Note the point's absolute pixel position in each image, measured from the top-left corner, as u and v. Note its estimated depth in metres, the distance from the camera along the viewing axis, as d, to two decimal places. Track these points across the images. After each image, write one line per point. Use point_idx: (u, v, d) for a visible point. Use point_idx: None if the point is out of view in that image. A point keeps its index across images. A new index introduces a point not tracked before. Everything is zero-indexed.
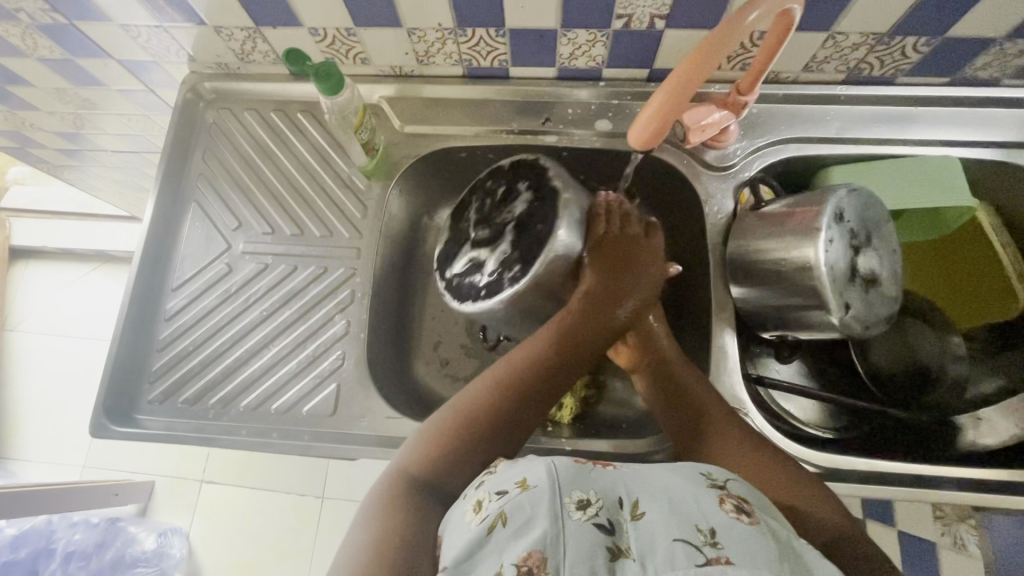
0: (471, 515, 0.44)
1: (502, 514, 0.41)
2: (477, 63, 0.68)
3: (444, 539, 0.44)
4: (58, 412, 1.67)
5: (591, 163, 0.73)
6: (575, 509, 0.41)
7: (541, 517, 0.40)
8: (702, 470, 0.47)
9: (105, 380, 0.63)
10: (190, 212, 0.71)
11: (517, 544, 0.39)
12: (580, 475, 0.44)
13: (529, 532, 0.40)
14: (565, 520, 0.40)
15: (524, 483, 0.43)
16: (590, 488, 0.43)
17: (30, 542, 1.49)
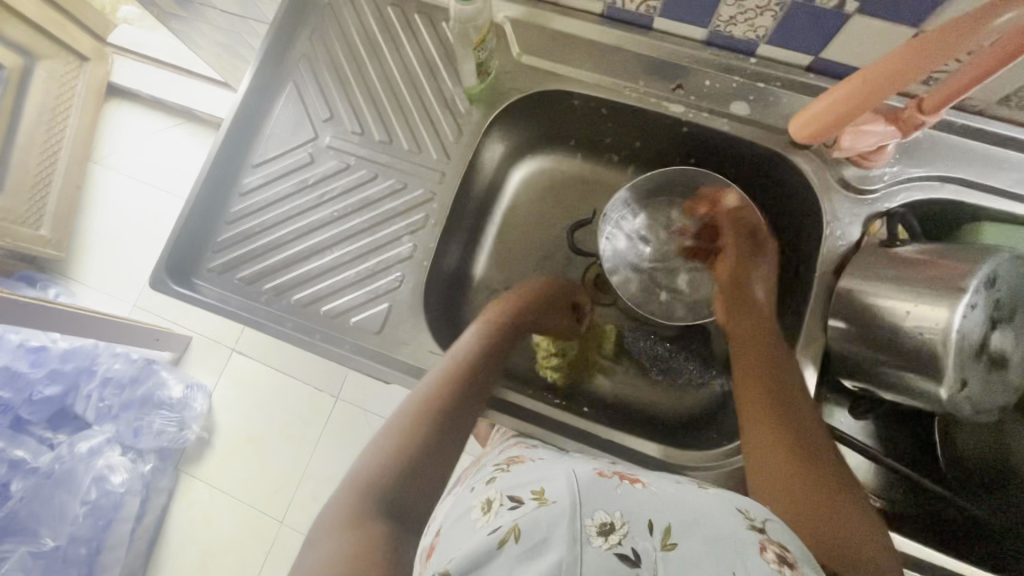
0: (481, 517, 0.42)
1: (515, 528, 0.39)
2: (621, 4, 0.60)
3: (445, 530, 0.44)
4: (119, 250, 1.77)
5: (709, 147, 0.67)
6: (597, 533, 0.39)
7: (559, 537, 0.38)
8: (739, 508, 0.44)
9: (172, 239, 0.63)
10: (284, 91, 0.68)
11: (530, 563, 0.37)
12: (604, 494, 0.42)
13: (544, 553, 0.37)
14: (585, 545, 0.38)
15: (542, 495, 0.42)
16: (616, 509, 0.40)
17: (76, 359, 1.61)
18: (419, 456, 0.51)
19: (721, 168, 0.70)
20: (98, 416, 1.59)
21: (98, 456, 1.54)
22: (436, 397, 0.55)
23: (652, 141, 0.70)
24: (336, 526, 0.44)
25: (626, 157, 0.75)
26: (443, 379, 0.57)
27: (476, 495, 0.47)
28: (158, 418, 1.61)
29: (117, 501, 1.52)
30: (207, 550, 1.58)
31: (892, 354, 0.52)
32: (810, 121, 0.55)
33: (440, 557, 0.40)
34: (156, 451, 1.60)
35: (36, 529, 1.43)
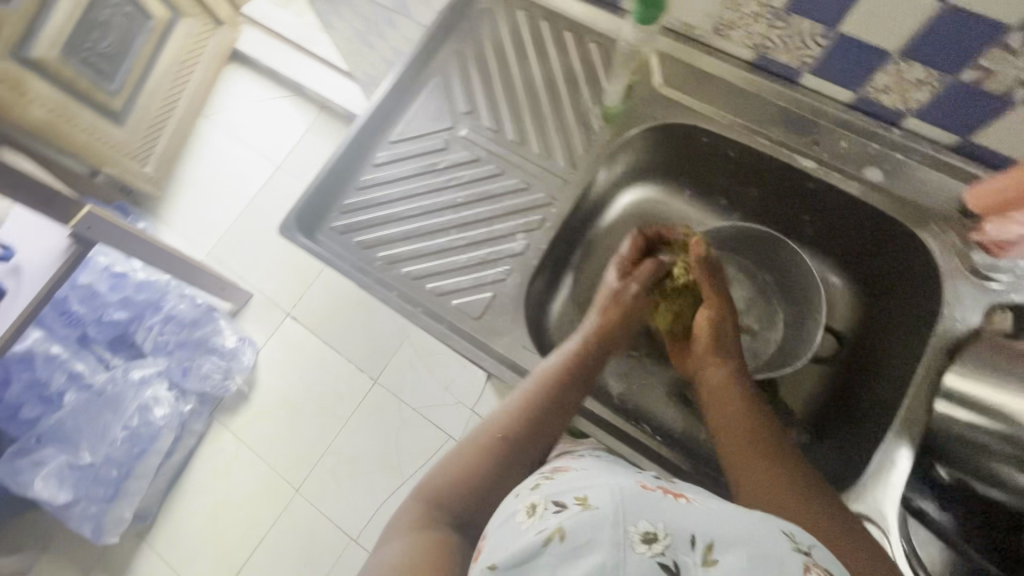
0: (524, 519, 0.42)
1: (560, 529, 0.38)
2: (773, 54, 0.63)
3: (492, 536, 0.43)
4: (207, 200, 1.88)
5: (828, 208, 0.67)
6: (640, 541, 0.38)
7: (603, 541, 0.38)
8: (784, 528, 0.42)
9: (307, 194, 0.67)
10: (432, 79, 0.73)
11: (574, 563, 0.37)
12: (648, 504, 0.41)
13: (587, 554, 0.37)
14: (628, 551, 0.37)
15: (585, 501, 0.41)
16: (660, 519, 0.39)
17: (149, 291, 1.68)
18: (489, 480, 0.53)
19: (831, 229, 0.69)
20: (155, 348, 1.65)
21: (146, 386, 1.59)
22: (516, 422, 0.56)
23: (768, 190, 0.71)
24: (394, 530, 0.49)
25: (737, 203, 0.75)
26: (523, 403, 0.57)
27: (520, 501, 0.46)
28: (207, 363, 1.67)
29: (155, 433, 1.57)
30: (223, 501, 1.63)
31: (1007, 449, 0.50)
32: (982, 196, 0.57)
33: (488, 556, 0.40)
34: (198, 394, 1.66)
35: (77, 441, 1.48)
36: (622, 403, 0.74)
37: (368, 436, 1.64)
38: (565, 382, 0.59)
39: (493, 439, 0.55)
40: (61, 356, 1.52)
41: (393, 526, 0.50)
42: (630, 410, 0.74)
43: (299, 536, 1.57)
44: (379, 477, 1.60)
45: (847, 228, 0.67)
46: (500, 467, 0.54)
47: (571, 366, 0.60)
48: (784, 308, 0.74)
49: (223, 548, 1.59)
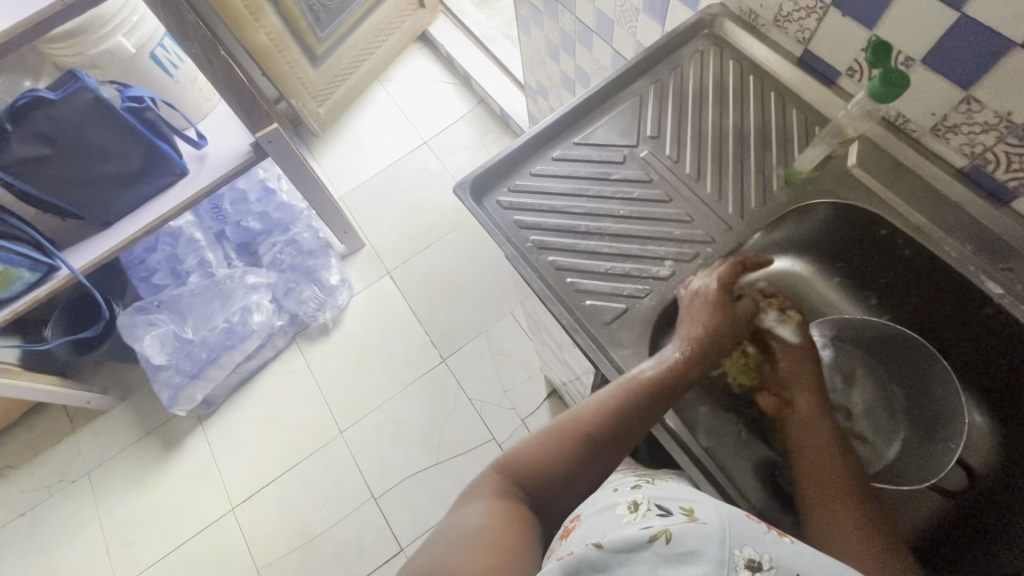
0: (630, 515, 0.52)
1: (667, 532, 0.47)
2: (989, 170, 0.61)
3: (597, 516, 0.55)
4: (357, 151, 2.07)
5: (1002, 340, 0.62)
6: (743, 566, 0.45)
7: (707, 554, 0.46)
8: None
9: (488, 165, 0.74)
10: (629, 99, 0.78)
11: (678, 564, 0.45)
12: (752, 535, 0.48)
13: (692, 560, 0.45)
14: (732, 571, 0.45)
15: (692, 515, 0.49)
16: (766, 551, 0.47)
17: (284, 213, 1.85)
18: (564, 467, 0.59)
19: (998, 362, 0.64)
20: (272, 263, 1.81)
21: (254, 291, 1.73)
22: (596, 423, 0.59)
23: (932, 303, 0.67)
24: (474, 498, 0.56)
25: (890, 307, 0.72)
26: (604, 408, 0.59)
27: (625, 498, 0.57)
28: (308, 291, 1.79)
29: (245, 334, 1.70)
30: (276, 417, 1.75)
31: None
32: None
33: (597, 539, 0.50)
34: (290, 314, 1.80)
35: (186, 315, 1.67)
36: None
37: (420, 407, 1.70)
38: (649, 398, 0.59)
39: (572, 434, 0.59)
40: (201, 241, 1.74)
41: (479, 490, 0.57)
42: None
43: (328, 475, 1.65)
44: (416, 449, 1.64)
45: (1021, 365, 0.61)
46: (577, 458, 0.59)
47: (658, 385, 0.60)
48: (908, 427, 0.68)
49: (261, 459, 1.70)
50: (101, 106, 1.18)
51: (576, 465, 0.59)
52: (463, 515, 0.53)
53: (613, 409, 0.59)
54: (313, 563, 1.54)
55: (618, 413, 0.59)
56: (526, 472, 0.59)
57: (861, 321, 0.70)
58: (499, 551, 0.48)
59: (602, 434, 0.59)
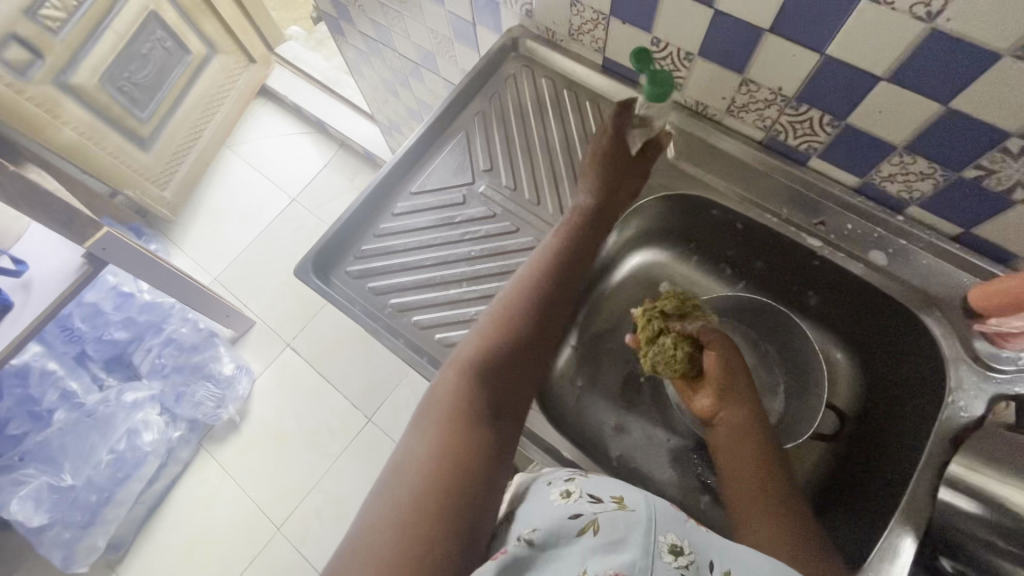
0: (561, 497, 0.48)
1: (595, 522, 0.44)
2: (782, 138, 0.66)
3: (532, 502, 0.49)
4: (221, 225, 1.92)
5: (832, 286, 0.68)
6: (667, 552, 0.42)
7: (633, 543, 0.42)
8: None
9: (327, 237, 0.69)
10: (456, 137, 0.76)
11: (605, 557, 0.42)
12: (677, 520, 0.45)
13: (618, 549, 0.42)
14: (655, 559, 0.42)
15: (621, 500, 0.46)
16: (687, 537, 0.44)
17: (153, 313, 1.69)
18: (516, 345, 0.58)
19: (835, 305, 0.70)
20: (152, 370, 1.63)
21: (138, 409, 1.57)
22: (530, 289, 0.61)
23: (773, 265, 0.73)
24: (428, 421, 0.51)
25: (745, 274, 0.77)
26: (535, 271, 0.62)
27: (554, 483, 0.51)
28: (202, 390, 1.64)
29: (141, 459, 1.53)
30: (201, 534, 1.57)
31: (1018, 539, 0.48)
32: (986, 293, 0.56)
33: (523, 524, 0.47)
34: (189, 421, 1.63)
35: (59, 462, 1.44)
36: (623, 464, 0.74)
37: (358, 475, 1.60)
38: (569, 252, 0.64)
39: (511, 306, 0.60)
40: (57, 372, 1.51)
41: (433, 404, 0.53)
42: (630, 472, 0.73)
43: None
44: None
45: (853, 305, 0.68)
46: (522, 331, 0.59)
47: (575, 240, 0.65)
48: (786, 376, 0.70)
49: None
50: None
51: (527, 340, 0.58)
52: (418, 445, 0.49)
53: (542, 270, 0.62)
54: None
55: (551, 285, 0.61)
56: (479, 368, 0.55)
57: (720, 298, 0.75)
58: (458, 480, 0.45)
59: (542, 306, 0.60)
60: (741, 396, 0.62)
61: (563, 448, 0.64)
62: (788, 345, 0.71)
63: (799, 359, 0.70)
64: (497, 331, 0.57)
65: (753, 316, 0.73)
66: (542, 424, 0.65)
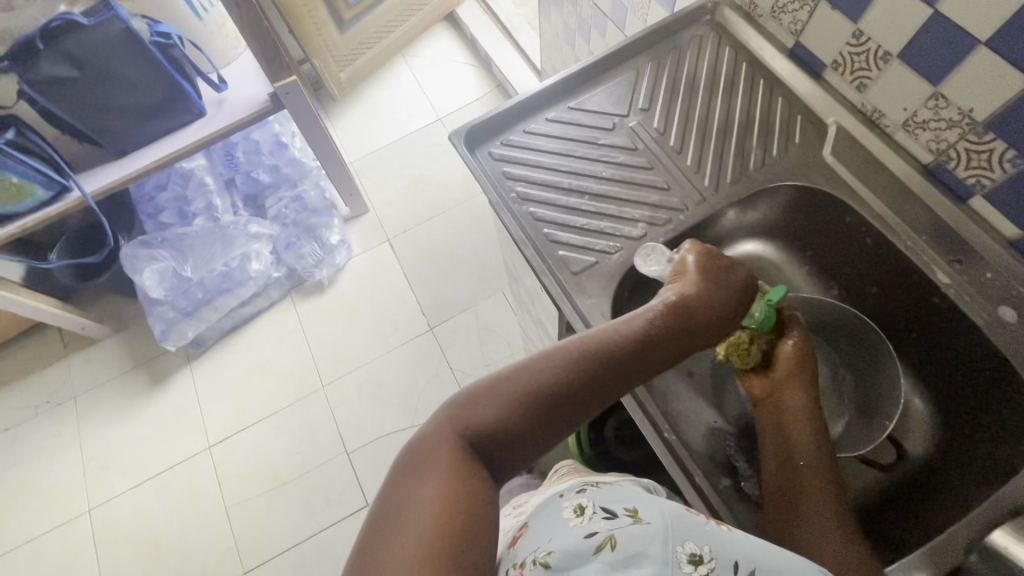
0: (576, 518, 0.54)
1: (614, 536, 0.50)
2: (950, 167, 0.64)
3: (548, 525, 0.55)
4: (372, 119, 2.11)
5: (943, 330, 0.66)
6: (687, 563, 0.49)
7: (653, 557, 0.49)
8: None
9: (485, 118, 0.78)
10: (626, 73, 0.81)
11: (627, 568, 0.48)
12: (694, 529, 0.52)
13: (639, 560, 0.49)
14: (675, 569, 0.48)
15: (636, 515, 0.53)
16: (705, 544, 0.50)
17: (294, 169, 1.90)
18: (530, 422, 0.56)
19: (937, 355, 0.68)
20: (276, 216, 1.86)
21: (253, 242, 1.78)
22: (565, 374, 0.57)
23: (887, 292, 0.71)
24: (428, 472, 0.52)
25: (853, 296, 0.75)
26: (576, 361, 0.58)
27: (568, 500, 0.58)
28: (308, 247, 1.84)
29: (242, 281, 1.75)
30: (262, 363, 1.79)
31: None
32: None
33: (542, 544, 0.52)
34: (288, 268, 1.84)
35: (187, 254, 1.72)
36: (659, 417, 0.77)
37: (403, 372, 1.73)
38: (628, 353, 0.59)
39: (540, 389, 0.57)
40: (209, 187, 1.79)
41: (429, 459, 0.54)
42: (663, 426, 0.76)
43: (305, 425, 1.69)
44: (393, 411, 1.68)
45: (958, 358, 0.65)
46: (543, 409, 0.56)
47: (635, 345, 0.59)
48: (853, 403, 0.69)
49: (242, 402, 1.74)
50: (130, 38, 1.23)
51: (542, 421, 0.57)
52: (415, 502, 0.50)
53: (585, 361, 0.58)
54: (280, 507, 1.59)
55: (589, 379, 0.58)
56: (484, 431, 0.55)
57: (819, 303, 0.72)
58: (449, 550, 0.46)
59: (579, 392, 0.57)
60: (805, 382, 0.65)
61: None
62: (870, 373, 0.69)
63: (871, 389, 0.68)
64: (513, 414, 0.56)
65: (842, 337, 0.72)
66: None
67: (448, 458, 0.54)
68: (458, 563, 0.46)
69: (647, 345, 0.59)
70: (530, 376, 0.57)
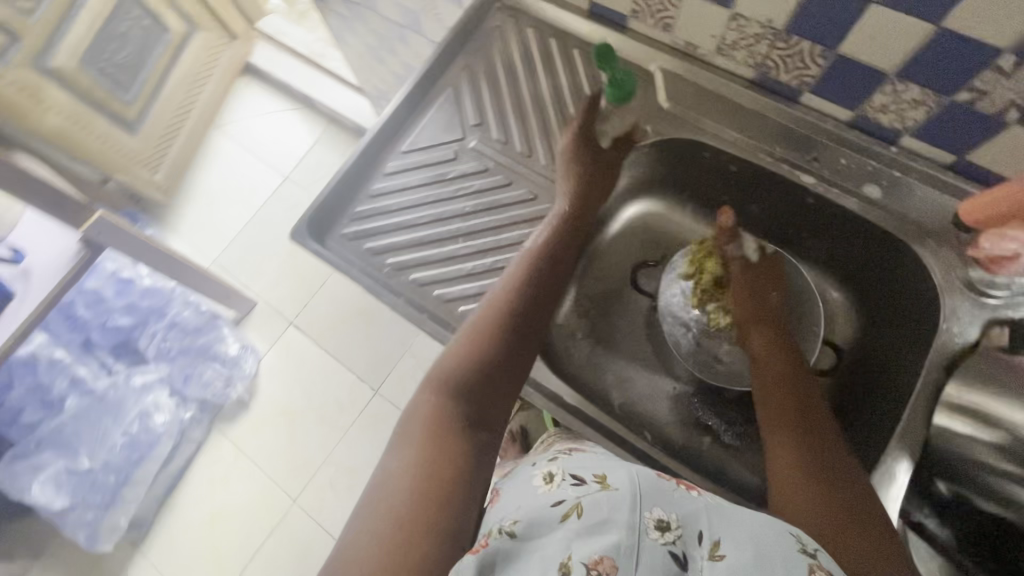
0: (543, 484, 0.49)
1: (579, 505, 0.45)
2: (774, 74, 0.65)
3: (513, 487, 0.51)
4: (215, 207, 1.90)
5: (823, 223, 0.69)
6: (654, 529, 0.43)
7: (620, 525, 0.43)
8: (796, 534, 0.45)
9: (320, 200, 0.69)
10: (443, 94, 0.75)
11: (591, 537, 0.42)
12: (662, 495, 0.46)
13: (603, 531, 0.43)
14: (642, 536, 0.43)
15: (604, 480, 0.48)
16: (672, 511, 0.45)
17: (154, 297, 1.69)
18: (493, 358, 0.58)
19: (826, 248, 0.72)
20: (158, 355, 1.65)
21: (149, 393, 1.60)
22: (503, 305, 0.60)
23: (765, 208, 0.73)
24: (409, 441, 0.52)
25: (737, 218, 0.77)
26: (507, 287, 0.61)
27: (540, 468, 0.53)
28: (209, 371, 1.67)
29: (154, 440, 1.58)
30: (219, 509, 1.61)
31: None
32: (972, 213, 0.58)
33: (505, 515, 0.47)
34: (199, 401, 1.66)
35: (75, 446, 1.48)
36: (625, 411, 0.75)
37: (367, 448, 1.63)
38: (544, 265, 0.64)
39: (486, 324, 0.59)
40: (64, 359, 1.52)
41: (414, 427, 0.54)
42: (632, 418, 0.74)
43: (295, 546, 1.56)
44: None
45: (845, 244, 0.69)
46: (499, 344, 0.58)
47: (546, 257, 0.64)
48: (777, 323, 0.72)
49: (218, 558, 1.57)
50: None
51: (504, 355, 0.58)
52: (400, 467, 0.50)
53: (515, 284, 0.62)
54: None
55: (525, 300, 0.61)
56: (461, 387, 0.56)
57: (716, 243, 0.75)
58: (437, 498, 0.47)
59: (522, 316, 0.60)
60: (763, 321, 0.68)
61: (565, 394, 0.65)
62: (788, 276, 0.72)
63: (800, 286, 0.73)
64: (473, 354, 0.58)
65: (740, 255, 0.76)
66: (541, 374, 0.67)
67: (428, 417, 0.54)
68: (442, 508, 0.47)
69: (555, 252, 0.65)
70: (476, 315, 0.60)
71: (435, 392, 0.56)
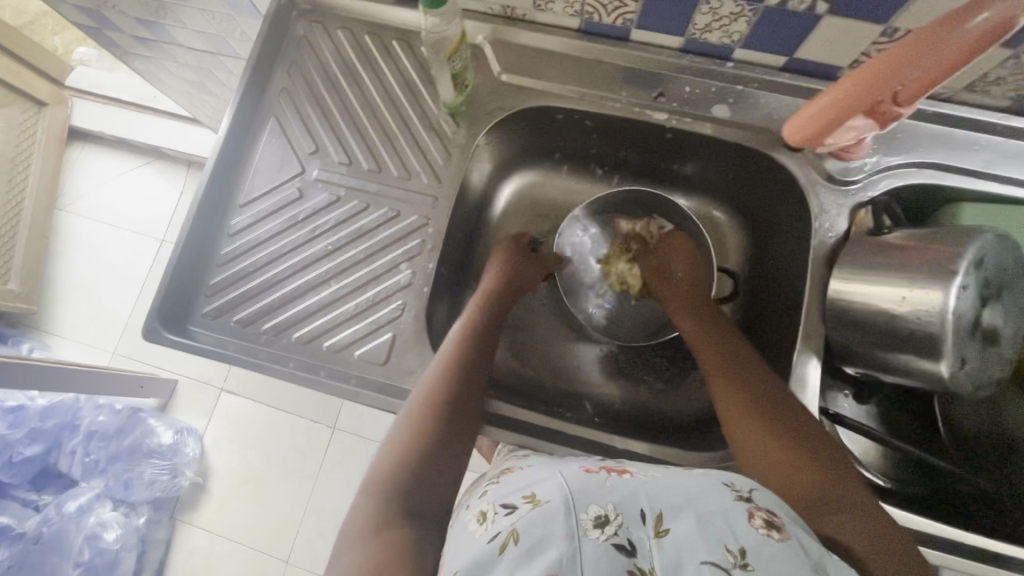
0: (475, 526, 0.42)
1: (514, 530, 0.39)
2: (598, 18, 0.62)
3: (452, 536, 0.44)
4: (93, 295, 1.70)
5: (688, 151, 0.69)
6: (593, 527, 0.38)
7: (558, 536, 0.37)
8: (725, 478, 0.44)
9: (164, 286, 0.62)
10: (267, 128, 0.68)
11: (530, 562, 0.36)
12: (595, 489, 0.41)
13: (542, 550, 0.37)
14: (583, 538, 0.37)
15: (534, 498, 0.42)
16: (608, 501, 0.40)
17: (57, 415, 1.48)
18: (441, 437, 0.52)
19: (703, 172, 0.71)
20: (86, 471, 1.47)
21: (87, 513, 1.42)
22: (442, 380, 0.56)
23: (633, 152, 0.72)
24: (348, 543, 0.44)
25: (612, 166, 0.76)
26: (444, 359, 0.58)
27: (472, 512, 0.45)
28: (149, 468, 1.49)
29: (113, 560, 1.39)
30: None
31: (883, 340, 0.53)
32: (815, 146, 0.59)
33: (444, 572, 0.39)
34: (149, 502, 1.48)
35: None
36: (559, 390, 0.74)
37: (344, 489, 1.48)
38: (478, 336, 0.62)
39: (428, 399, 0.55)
40: None
41: (358, 523, 0.45)
42: (566, 395, 0.74)
43: None
44: None
45: (716, 165, 0.69)
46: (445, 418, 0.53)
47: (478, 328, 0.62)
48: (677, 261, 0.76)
49: None
50: None
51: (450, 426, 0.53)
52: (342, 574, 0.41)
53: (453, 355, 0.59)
54: None
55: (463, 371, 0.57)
56: (416, 471, 0.49)
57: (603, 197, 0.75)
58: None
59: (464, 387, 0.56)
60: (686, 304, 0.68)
61: (490, 404, 0.63)
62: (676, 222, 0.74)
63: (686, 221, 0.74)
64: (418, 430, 0.52)
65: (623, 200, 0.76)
66: None
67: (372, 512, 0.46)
68: None
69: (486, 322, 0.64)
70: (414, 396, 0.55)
71: (402, 421, 0.53)
